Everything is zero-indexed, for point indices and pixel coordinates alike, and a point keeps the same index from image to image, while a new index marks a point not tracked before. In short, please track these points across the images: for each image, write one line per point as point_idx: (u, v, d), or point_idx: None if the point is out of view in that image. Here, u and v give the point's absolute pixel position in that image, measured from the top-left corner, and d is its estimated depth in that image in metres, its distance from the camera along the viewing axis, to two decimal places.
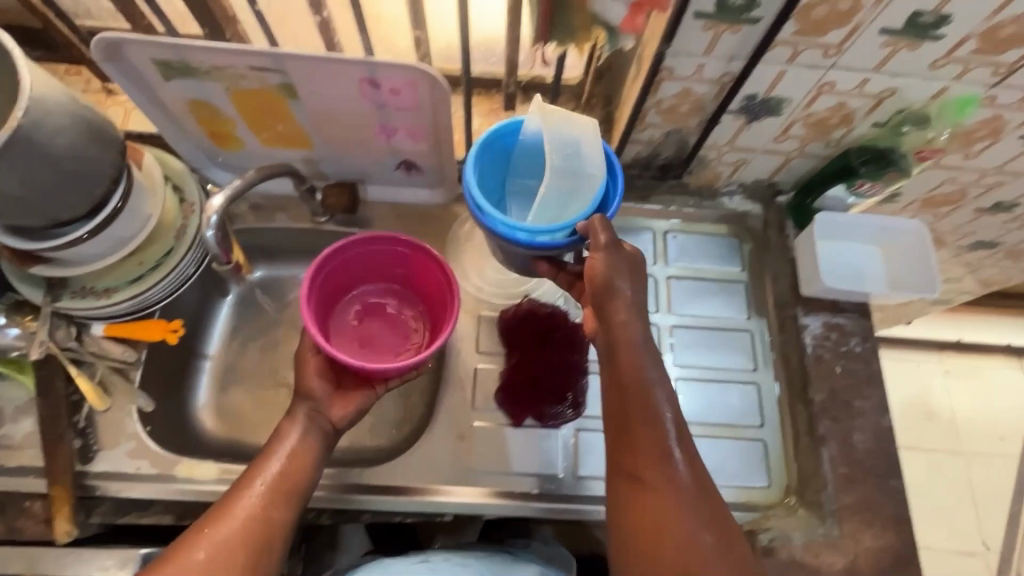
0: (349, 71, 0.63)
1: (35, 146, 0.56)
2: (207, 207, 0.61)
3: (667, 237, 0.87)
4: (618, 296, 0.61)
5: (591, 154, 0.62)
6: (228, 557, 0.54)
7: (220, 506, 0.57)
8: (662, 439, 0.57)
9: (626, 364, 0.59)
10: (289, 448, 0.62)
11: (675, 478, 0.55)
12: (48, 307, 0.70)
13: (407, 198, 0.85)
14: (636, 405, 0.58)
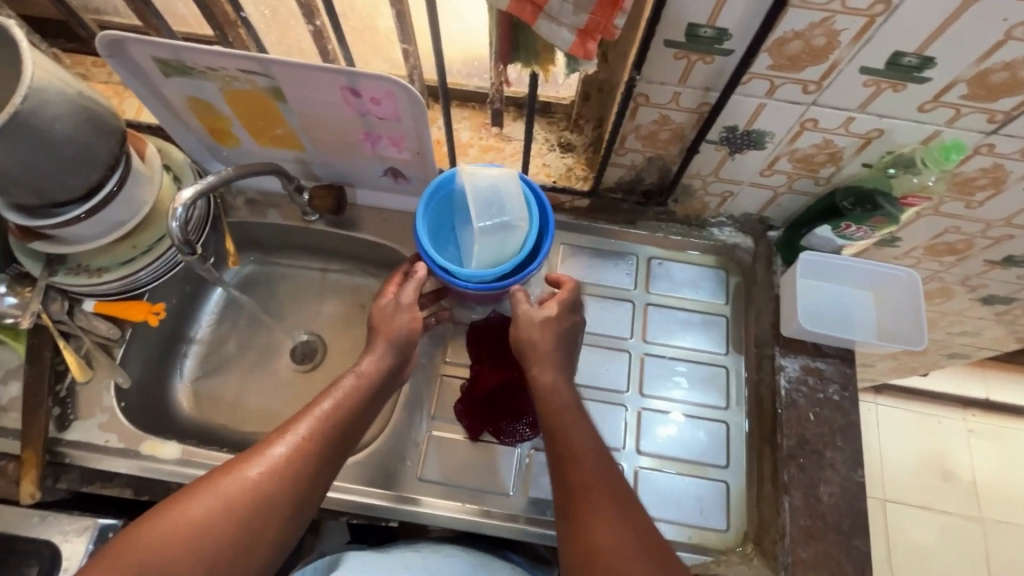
0: (330, 80, 0.65)
1: (35, 128, 0.60)
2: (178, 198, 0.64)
3: (652, 262, 0.87)
4: (541, 344, 0.66)
5: (513, 200, 0.68)
6: (281, 484, 0.55)
7: (275, 435, 0.58)
8: (590, 471, 0.58)
9: (548, 408, 0.63)
10: (350, 392, 0.63)
11: (610, 504, 0.56)
12: (44, 280, 0.75)
13: (394, 204, 0.88)
14: (563, 441, 0.61)
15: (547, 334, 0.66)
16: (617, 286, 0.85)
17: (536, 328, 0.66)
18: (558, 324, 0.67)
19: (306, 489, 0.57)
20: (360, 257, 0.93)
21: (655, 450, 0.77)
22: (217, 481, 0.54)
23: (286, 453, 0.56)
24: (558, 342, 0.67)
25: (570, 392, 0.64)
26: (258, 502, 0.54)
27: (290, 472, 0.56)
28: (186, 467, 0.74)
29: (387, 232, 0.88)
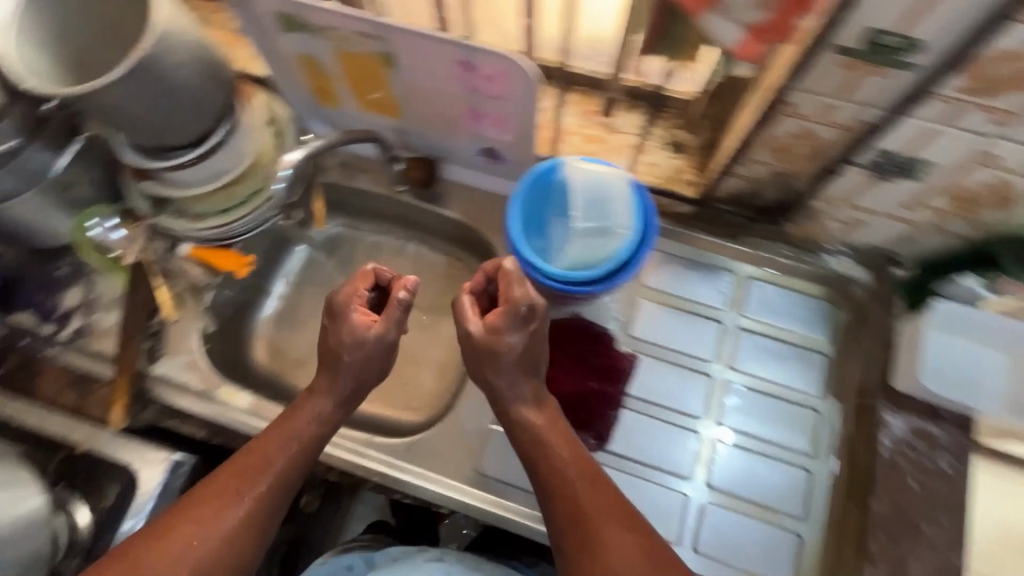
0: (446, 51, 0.62)
1: (157, 74, 0.61)
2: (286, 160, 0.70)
3: (751, 284, 0.80)
4: (509, 380, 0.65)
5: (617, 209, 0.63)
6: (236, 528, 0.60)
7: (219, 485, 0.62)
8: (578, 487, 0.60)
9: (531, 440, 0.64)
10: (301, 430, 0.67)
11: (609, 532, 0.57)
12: (150, 219, 0.78)
13: (485, 185, 0.85)
14: (551, 482, 0.62)
15: (517, 352, 0.64)
16: (707, 304, 0.80)
17: (498, 338, 0.64)
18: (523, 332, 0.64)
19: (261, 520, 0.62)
20: (441, 233, 0.91)
21: (726, 487, 0.72)
22: (164, 538, 0.58)
23: (233, 502, 0.61)
24: (526, 362, 0.65)
25: (552, 423, 0.65)
26: (215, 546, 0.59)
27: (240, 516, 0.61)
28: (256, 418, 0.76)
29: (473, 212, 0.86)
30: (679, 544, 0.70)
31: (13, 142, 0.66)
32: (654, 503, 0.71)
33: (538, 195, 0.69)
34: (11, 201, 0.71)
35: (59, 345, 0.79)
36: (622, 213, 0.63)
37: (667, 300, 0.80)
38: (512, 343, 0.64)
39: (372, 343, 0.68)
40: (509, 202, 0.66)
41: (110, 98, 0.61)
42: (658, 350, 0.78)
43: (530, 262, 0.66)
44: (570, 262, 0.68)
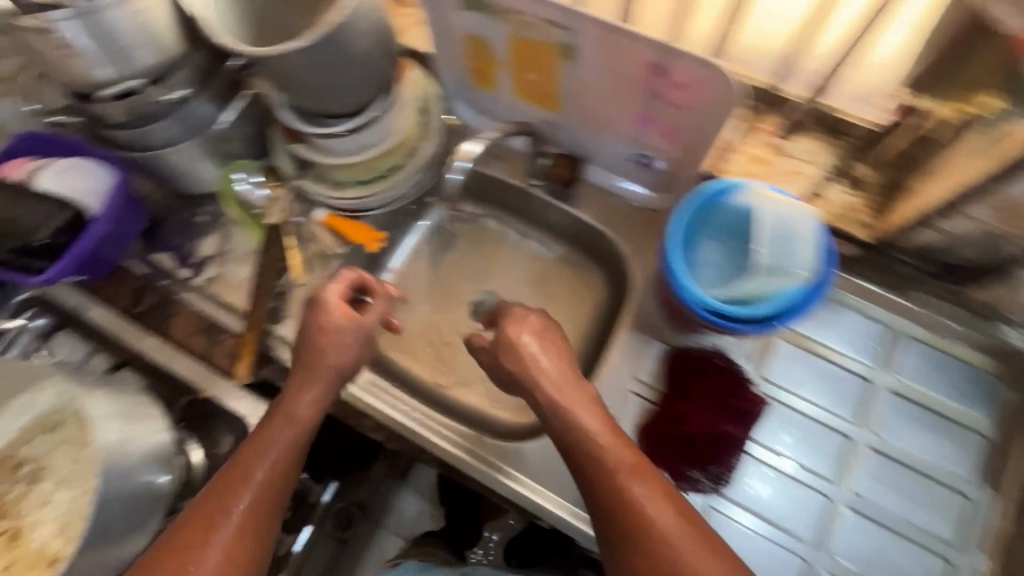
0: (639, 51, 0.57)
1: (341, 42, 0.60)
2: (463, 150, 0.69)
3: (905, 342, 0.73)
4: (542, 378, 0.64)
5: (802, 247, 0.57)
6: (228, 547, 0.56)
7: (203, 511, 0.57)
8: (629, 484, 0.57)
9: (574, 439, 0.61)
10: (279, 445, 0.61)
11: (660, 518, 0.55)
12: (294, 179, 0.80)
13: (627, 192, 0.80)
14: (595, 472, 0.59)
15: (546, 371, 0.65)
16: (855, 359, 0.73)
17: (517, 358, 0.66)
18: (537, 337, 0.67)
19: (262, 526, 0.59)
20: (567, 234, 0.88)
21: (850, 560, 0.67)
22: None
23: (218, 527, 0.57)
24: (561, 372, 0.64)
25: (591, 410, 0.62)
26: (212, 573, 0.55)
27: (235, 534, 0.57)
28: (368, 394, 0.76)
29: (608, 219, 0.82)
30: None
31: (184, 91, 0.70)
32: (768, 563, 0.67)
33: (702, 215, 0.65)
34: (169, 149, 0.75)
35: (194, 289, 0.82)
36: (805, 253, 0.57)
37: (811, 346, 0.73)
38: (539, 362, 0.65)
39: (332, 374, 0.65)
40: (672, 216, 0.62)
41: (287, 62, 0.60)
42: (793, 399, 0.72)
43: (684, 283, 0.61)
44: (723, 294, 0.63)
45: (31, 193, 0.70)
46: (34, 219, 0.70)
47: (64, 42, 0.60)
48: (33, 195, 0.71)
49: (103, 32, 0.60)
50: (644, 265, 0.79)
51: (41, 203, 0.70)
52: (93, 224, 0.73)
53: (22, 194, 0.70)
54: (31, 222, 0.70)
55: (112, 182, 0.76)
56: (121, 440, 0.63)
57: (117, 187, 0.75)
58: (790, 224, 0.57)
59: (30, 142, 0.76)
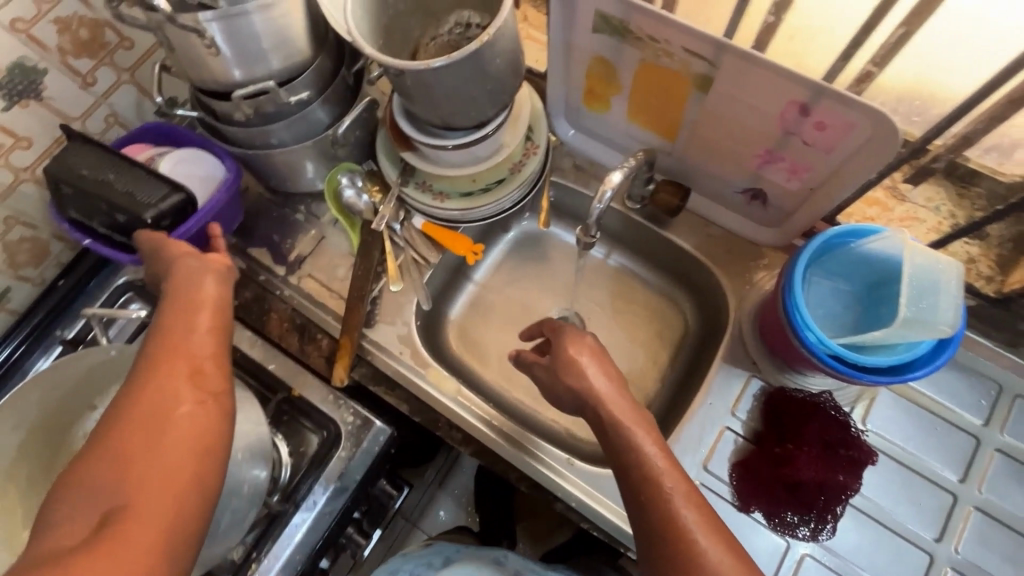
0: (788, 89, 0.56)
1: (482, 60, 0.60)
2: (608, 180, 0.64)
3: (1016, 402, 0.71)
4: (600, 398, 0.60)
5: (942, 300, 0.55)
6: (168, 402, 0.46)
7: (136, 387, 0.47)
8: (682, 513, 0.52)
9: (625, 458, 0.57)
10: (192, 301, 0.53)
11: (711, 548, 0.50)
12: (396, 187, 0.80)
13: (728, 223, 0.79)
14: (649, 497, 0.54)
15: (599, 389, 0.61)
16: (962, 414, 0.71)
17: (576, 378, 0.62)
18: (595, 358, 0.63)
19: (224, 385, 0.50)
20: (657, 258, 0.88)
21: None
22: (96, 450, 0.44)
23: (157, 376, 0.47)
24: (622, 394, 0.61)
25: (650, 432, 0.58)
26: (164, 423, 0.45)
27: (186, 385, 0.48)
28: (458, 406, 0.76)
29: (706, 248, 0.81)
30: None
31: (306, 94, 0.71)
32: None
33: (825, 251, 0.64)
34: (283, 148, 0.76)
35: (290, 286, 0.82)
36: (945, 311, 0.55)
37: (915, 397, 0.72)
38: (595, 381, 0.62)
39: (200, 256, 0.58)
40: (801, 250, 0.62)
41: (427, 78, 0.60)
42: (896, 450, 0.70)
43: (806, 324, 0.61)
44: (842, 339, 0.61)
45: (151, 172, 0.70)
46: (148, 196, 0.68)
47: (210, 43, 0.61)
48: (151, 173, 0.70)
49: (240, 33, 0.61)
50: (742, 298, 0.78)
51: (158, 182, 0.69)
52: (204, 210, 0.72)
53: (141, 172, 0.69)
54: (145, 199, 0.68)
55: (225, 176, 0.77)
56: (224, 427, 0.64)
57: (230, 180, 0.76)
58: (931, 274, 0.56)
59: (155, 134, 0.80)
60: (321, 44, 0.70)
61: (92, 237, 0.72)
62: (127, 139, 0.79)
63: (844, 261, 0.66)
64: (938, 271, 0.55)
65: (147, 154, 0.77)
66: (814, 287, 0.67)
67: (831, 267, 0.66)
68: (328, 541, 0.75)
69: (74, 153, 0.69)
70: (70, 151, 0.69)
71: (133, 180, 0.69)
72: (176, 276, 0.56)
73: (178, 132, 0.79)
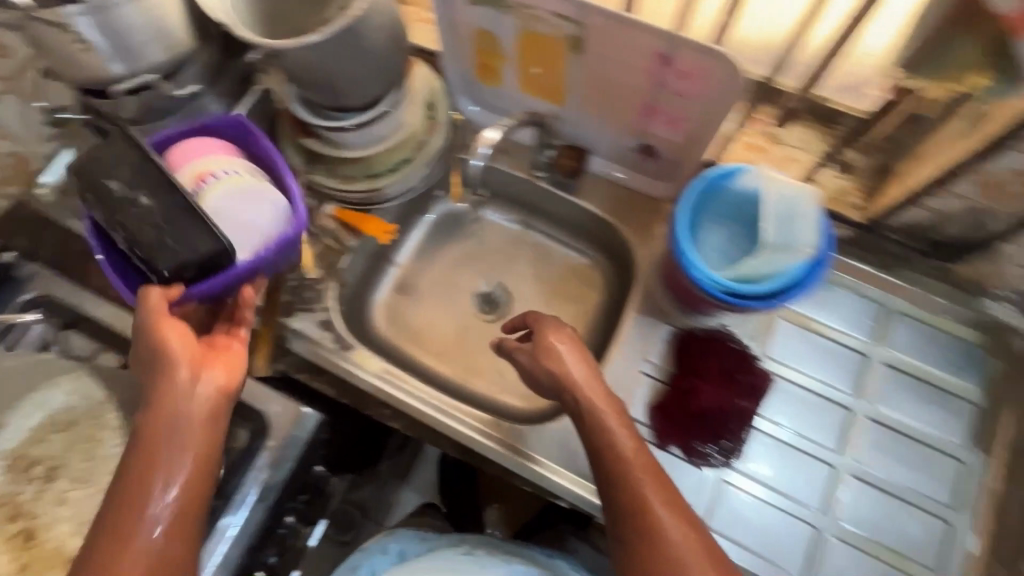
0: (647, 41, 0.61)
1: (357, 35, 0.61)
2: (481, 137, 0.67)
3: (897, 319, 0.77)
4: (576, 381, 0.64)
5: (805, 226, 0.61)
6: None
7: (121, 504, 0.54)
8: (649, 496, 0.59)
9: (598, 442, 0.62)
10: (175, 416, 0.57)
11: (669, 525, 0.57)
12: (303, 174, 0.81)
13: (628, 181, 0.83)
14: (616, 480, 0.60)
15: (573, 374, 0.64)
16: (851, 334, 0.77)
17: (556, 363, 0.65)
18: (574, 347, 0.66)
19: (197, 491, 0.56)
20: (568, 224, 0.91)
21: (854, 523, 0.70)
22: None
23: (135, 499, 0.54)
24: (597, 381, 0.65)
25: (617, 414, 0.63)
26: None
27: (162, 510, 0.54)
28: (384, 384, 0.77)
29: (613, 208, 0.84)
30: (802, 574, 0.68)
31: (196, 86, 0.71)
32: (780, 530, 0.70)
33: (706, 198, 0.69)
34: None
35: None
36: (809, 230, 0.61)
37: (809, 324, 0.77)
38: (567, 365, 0.65)
39: (184, 381, 0.58)
40: (681, 198, 0.66)
41: (307, 56, 0.61)
42: (795, 375, 0.75)
43: (692, 261, 0.65)
44: (734, 275, 0.66)
45: (195, 216, 0.62)
46: (177, 246, 0.61)
47: (80, 37, 0.60)
48: (191, 213, 0.62)
49: (116, 29, 0.60)
50: (649, 252, 0.82)
51: (196, 228, 0.62)
52: (234, 268, 0.65)
53: (179, 209, 0.62)
54: (172, 248, 0.61)
55: (282, 231, 0.69)
56: None
57: (280, 241, 0.69)
58: (793, 201, 0.62)
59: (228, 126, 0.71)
60: (205, 36, 0.70)
61: (108, 253, 0.67)
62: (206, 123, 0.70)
63: (725, 207, 0.70)
64: (798, 198, 0.62)
65: (208, 158, 0.68)
66: (707, 237, 0.71)
67: (716, 215, 0.71)
68: (266, 533, 0.75)
69: (109, 151, 0.64)
70: (101, 150, 0.64)
71: (166, 215, 0.62)
72: (157, 396, 0.57)
73: (274, 162, 0.70)
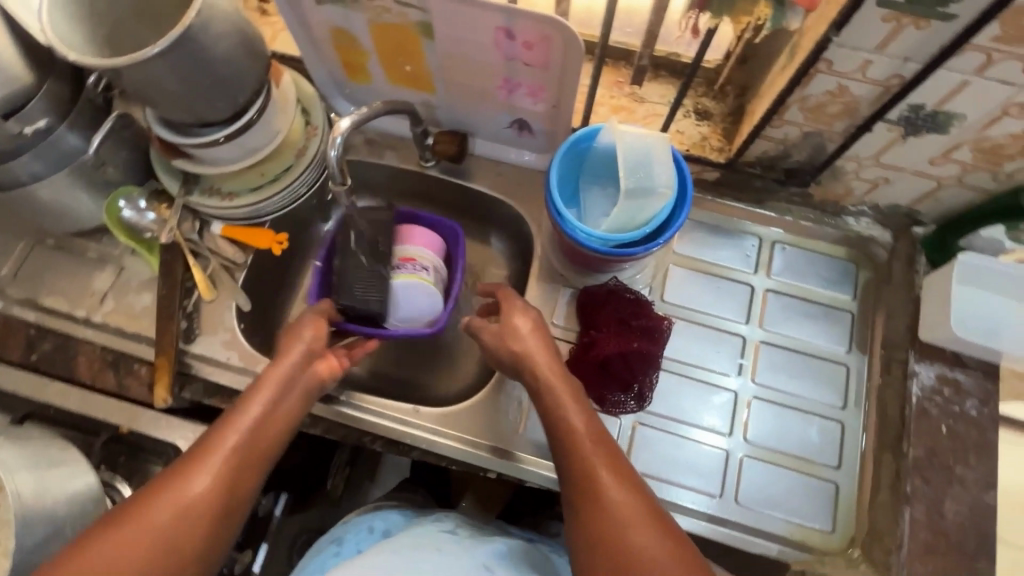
0: (489, 18, 0.63)
1: (198, 44, 0.60)
2: (336, 126, 0.63)
3: (775, 247, 0.83)
4: (535, 360, 0.65)
5: (661, 169, 0.65)
6: (191, 516, 0.53)
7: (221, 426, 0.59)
8: (599, 466, 0.57)
9: (554, 419, 0.62)
10: (284, 367, 0.64)
11: (614, 496, 0.55)
12: (181, 198, 0.79)
13: (511, 159, 0.86)
14: (568, 456, 0.59)
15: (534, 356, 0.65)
16: (735, 269, 0.82)
17: (517, 342, 0.67)
18: (537, 331, 0.67)
19: (279, 436, 0.61)
20: (465, 210, 0.92)
21: (762, 440, 0.75)
22: (126, 514, 0.51)
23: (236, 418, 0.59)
24: (555, 365, 0.65)
25: (569, 391, 0.63)
26: (168, 540, 0.51)
27: (254, 441, 0.58)
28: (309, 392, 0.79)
29: (500, 185, 0.87)
30: (722, 496, 0.73)
31: (45, 121, 0.67)
32: (699, 460, 0.74)
33: (575, 159, 0.73)
34: (39, 184, 0.72)
35: (94, 327, 0.78)
36: (665, 172, 0.65)
37: (696, 265, 0.82)
38: (528, 348, 0.66)
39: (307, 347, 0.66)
40: (554, 155, 0.70)
41: (150, 72, 0.60)
42: (692, 315, 0.80)
43: (562, 214, 0.69)
44: (611, 227, 0.69)
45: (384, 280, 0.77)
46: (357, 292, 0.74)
47: None
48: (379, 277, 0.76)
49: None
50: (540, 222, 0.85)
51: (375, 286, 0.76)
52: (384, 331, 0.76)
53: (383, 277, 0.77)
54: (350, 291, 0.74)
55: (419, 323, 0.79)
56: (35, 490, 0.61)
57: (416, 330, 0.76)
58: (645, 147, 0.64)
59: (450, 235, 0.83)
60: (45, 67, 0.67)
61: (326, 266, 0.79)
62: (430, 217, 0.83)
63: (599, 167, 0.74)
64: (650, 144, 0.65)
65: (417, 247, 0.81)
66: (589, 198, 0.75)
67: (593, 175, 0.75)
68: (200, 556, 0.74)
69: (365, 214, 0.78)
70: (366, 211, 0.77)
71: (370, 273, 0.76)
72: (274, 362, 0.64)
73: (455, 277, 0.81)
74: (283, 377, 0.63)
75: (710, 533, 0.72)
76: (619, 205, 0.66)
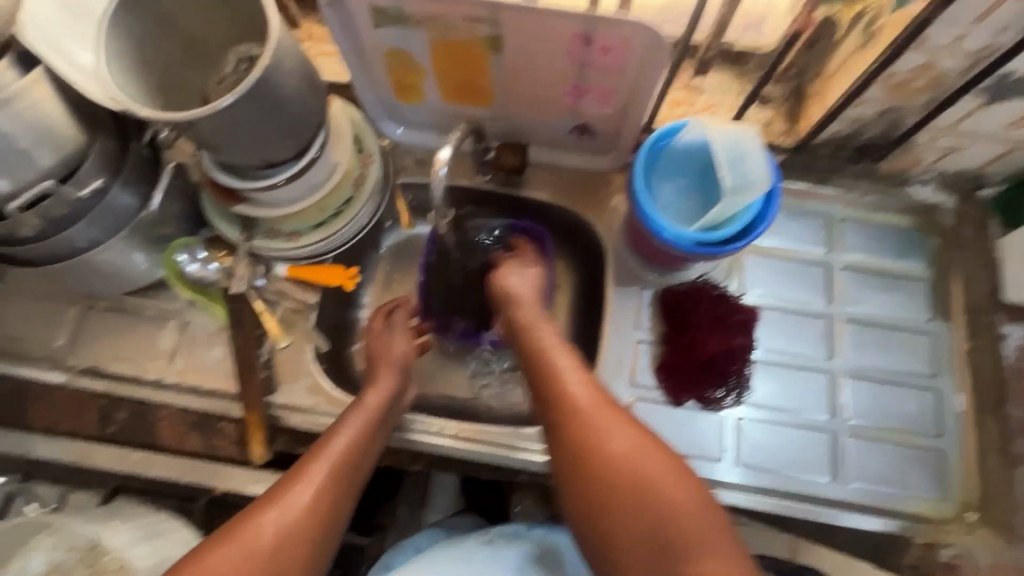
0: (565, 26, 0.61)
1: (270, 84, 0.57)
2: (439, 158, 0.62)
3: (843, 225, 0.82)
4: (519, 310, 0.69)
5: (755, 165, 0.64)
6: (293, 537, 0.53)
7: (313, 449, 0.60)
8: (580, 394, 0.60)
9: (535, 359, 0.65)
10: (368, 397, 0.67)
11: (623, 451, 0.56)
12: (244, 244, 0.75)
13: (571, 164, 0.84)
14: (569, 425, 0.59)
15: (517, 290, 0.71)
16: (810, 250, 0.81)
17: (511, 305, 0.70)
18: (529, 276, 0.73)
19: (360, 467, 0.62)
20: None
21: (863, 418, 0.75)
22: (236, 529, 0.52)
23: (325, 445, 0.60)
24: (534, 305, 0.70)
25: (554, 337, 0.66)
26: (275, 561, 0.52)
27: (344, 472, 0.59)
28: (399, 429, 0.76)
29: (562, 193, 0.84)
30: (834, 479, 0.73)
31: (99, 181, 0.63)
32: (805, 445, 0.74)
33: (655, 156, 0.71)
34: (97, 248, 0.67)
35: (169, 388, 0.75)
36: (758, 168, 0.64)
37: (771, 252, 0.81)
38: (513, 286, 0.71)
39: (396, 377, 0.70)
40: (637, 152, 0.68)
41: (224, 120, 0.57)
42: (776, 301, 0.80)
43: (651, 216, 0.67)
44: (699, 225, 0.68)
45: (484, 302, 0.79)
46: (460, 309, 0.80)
47: None
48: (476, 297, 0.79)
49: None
50: (610, 225, 0.83)
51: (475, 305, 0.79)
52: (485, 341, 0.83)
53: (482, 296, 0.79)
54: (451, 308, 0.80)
55: None
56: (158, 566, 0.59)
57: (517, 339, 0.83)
58: (740, 144, 0.64)
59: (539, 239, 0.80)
60: (94, 124, 0.63)
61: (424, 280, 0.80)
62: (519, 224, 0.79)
63: (677, 164, 0.73)
64: (742, 141, 0.65)
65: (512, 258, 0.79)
66: (662, 192, 0.74)
67: (668, 171, 0.73)
68: None
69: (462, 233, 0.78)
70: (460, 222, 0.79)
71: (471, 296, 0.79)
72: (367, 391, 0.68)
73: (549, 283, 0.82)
74: (372, 404, 0.66)
75: (829, 516, 0.72)
76: (720, 204, 0.65)
